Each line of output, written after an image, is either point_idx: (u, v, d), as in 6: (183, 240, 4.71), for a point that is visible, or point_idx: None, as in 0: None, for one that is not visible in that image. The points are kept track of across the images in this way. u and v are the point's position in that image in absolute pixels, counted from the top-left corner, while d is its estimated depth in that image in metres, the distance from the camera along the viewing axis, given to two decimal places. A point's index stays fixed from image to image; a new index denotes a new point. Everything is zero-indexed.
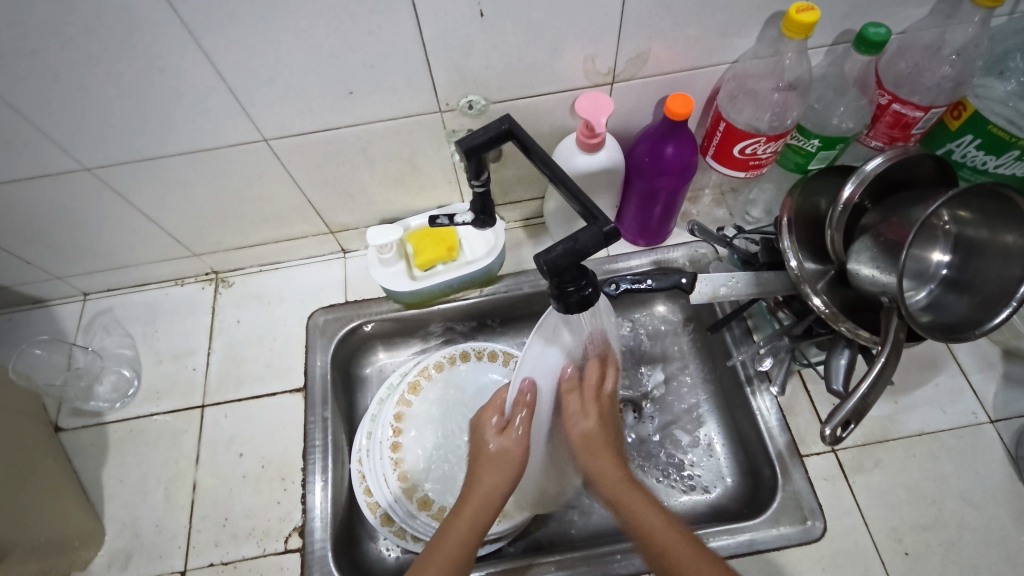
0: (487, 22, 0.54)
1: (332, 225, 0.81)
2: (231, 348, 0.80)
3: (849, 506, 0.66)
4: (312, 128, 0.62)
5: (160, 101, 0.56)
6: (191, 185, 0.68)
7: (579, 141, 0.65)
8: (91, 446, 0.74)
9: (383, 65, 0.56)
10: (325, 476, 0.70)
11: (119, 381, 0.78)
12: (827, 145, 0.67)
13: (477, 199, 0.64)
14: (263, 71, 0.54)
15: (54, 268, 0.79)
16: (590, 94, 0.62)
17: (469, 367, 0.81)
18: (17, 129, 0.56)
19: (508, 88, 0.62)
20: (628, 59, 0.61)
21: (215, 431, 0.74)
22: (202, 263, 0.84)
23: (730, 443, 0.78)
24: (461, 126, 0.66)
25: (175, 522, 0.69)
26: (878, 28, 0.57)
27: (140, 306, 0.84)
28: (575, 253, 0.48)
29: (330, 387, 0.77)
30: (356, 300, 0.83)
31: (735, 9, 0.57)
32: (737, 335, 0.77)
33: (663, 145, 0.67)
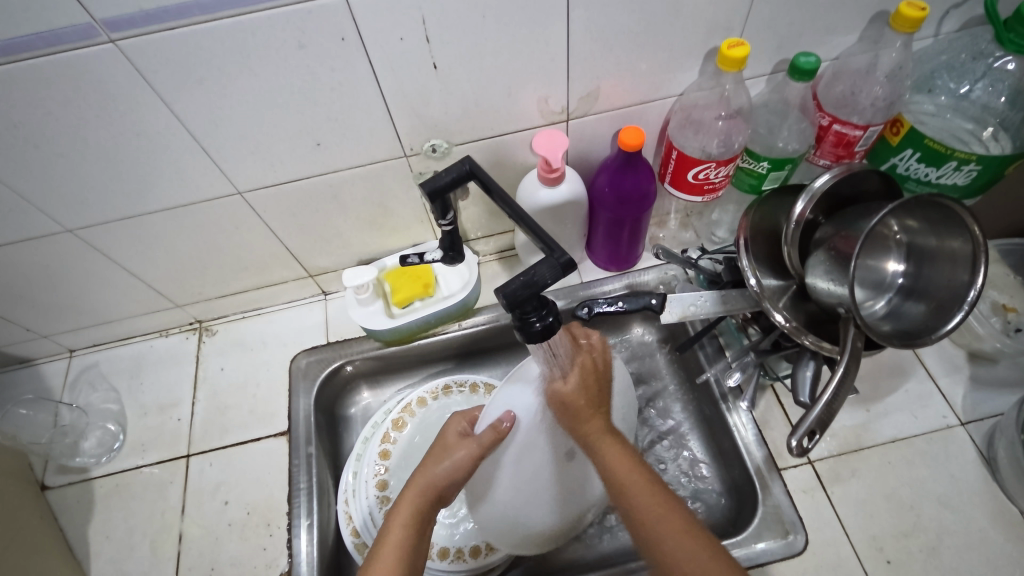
0: (441, 72, 0.57)
1: (311, 269, 0.83)
2: (215, 396, 0.82)
3: (829, 517, 0.66)
4: (283, 179, 0.65)
5: (136, 162, 0.59)
6: (170, 239, 0.71)
7: (540, 176, 0.68)
8: (77, 502, 0.74)
9: (347, 117, 0.59)
10: (310, 519, 0.70)
11: (105, 436, 0.79)
12: (777, 167, 0.70)
13: (446, 236, 0.66)
14: (232, 129, 0.58)
15: (40, 328, 0.81)
16: (546, 132, 0.66)
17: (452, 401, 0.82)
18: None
19: (468, 131, 0.65)
20: (580, 97, 0.65)
21: (201, 480, 0.75)
22: (185, 313, 0.86)
23: (712, 460, 0.79)
24: (426, 168, 0.69)
25: (162, 575, 0.69)
26: (809, 56, 0.61)
27: (125, 360, 0.86)
28: (534, 284, 0.50)
29: (315, 429, 0.78)
30: (337, 341, 0.85)
31: (675, 47, 0.61)
32: (709, 353, 0.78)
33: (621, 175, 0.70)
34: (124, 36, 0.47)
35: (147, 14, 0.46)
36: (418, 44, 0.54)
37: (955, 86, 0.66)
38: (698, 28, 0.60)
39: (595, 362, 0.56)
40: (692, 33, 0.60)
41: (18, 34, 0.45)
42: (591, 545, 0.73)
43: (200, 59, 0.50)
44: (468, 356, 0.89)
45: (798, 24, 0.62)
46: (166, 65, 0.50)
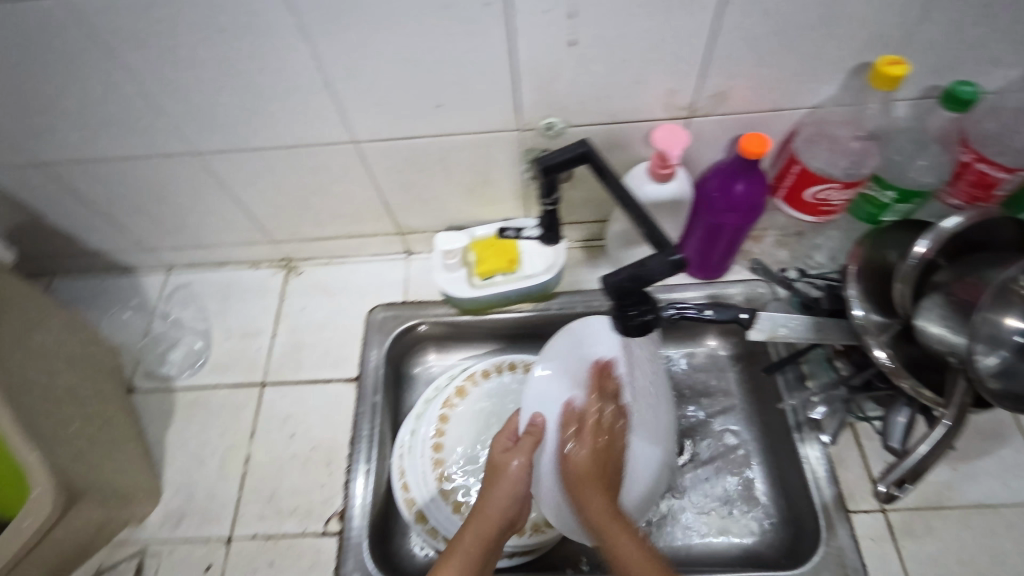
0: (578, 50, 0.56)
1: (402, 227, 0.85)
2: (294, 333, 0.85)
3: (894, 569, 0.63)
4: (399, 135, 0.66)
5: (269, 98, 0.61)
6: (281, 176, 0.73)
7: (651, 170, 0.67)
8: (159, 408, 0.79)
9: (475, 82, 0.59)
10: (368, 466, 0.73)
11: (190, 351, 0.84)
12: (905, 198, 0.66)
13: (546, 217, 0.68)
14: (364, 78, 0.59)
15: (148, 241, 0.86)
16: (668, 126, 0.64)
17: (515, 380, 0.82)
18: (142, 111, 0.62)
19: (588, 113, 0.64)
20: (709, 95, 0.63)
21: (272, 409, 0.78)
22: (278, 250, 0.89)
23: (772, 488, 0.77)
24: (538, 145, 0.68)
25: (226, 490, 0.73)
26: (969, 86, 0.56)
27: (217, 284, 0.90)
28: (641, 277, 0.49)
29: (382, 382, 0.80)
30: (414, 301, 0.87)
31: (823, 56, 0.58)
32: (789, 380, 0.75)
33: (734, 182, 0.68)
34: None
35: None
36: (562, 18, 0.53)
37: None
38: (854, 39, 0.56)
39: (604, 443, 0.56)
40: (846, 43, 0.57)
41: None
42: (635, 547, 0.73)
43: (351, 4, 0.51)
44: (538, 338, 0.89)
45: (964, 50, 0.57)
46: (319, 6, 0.51)
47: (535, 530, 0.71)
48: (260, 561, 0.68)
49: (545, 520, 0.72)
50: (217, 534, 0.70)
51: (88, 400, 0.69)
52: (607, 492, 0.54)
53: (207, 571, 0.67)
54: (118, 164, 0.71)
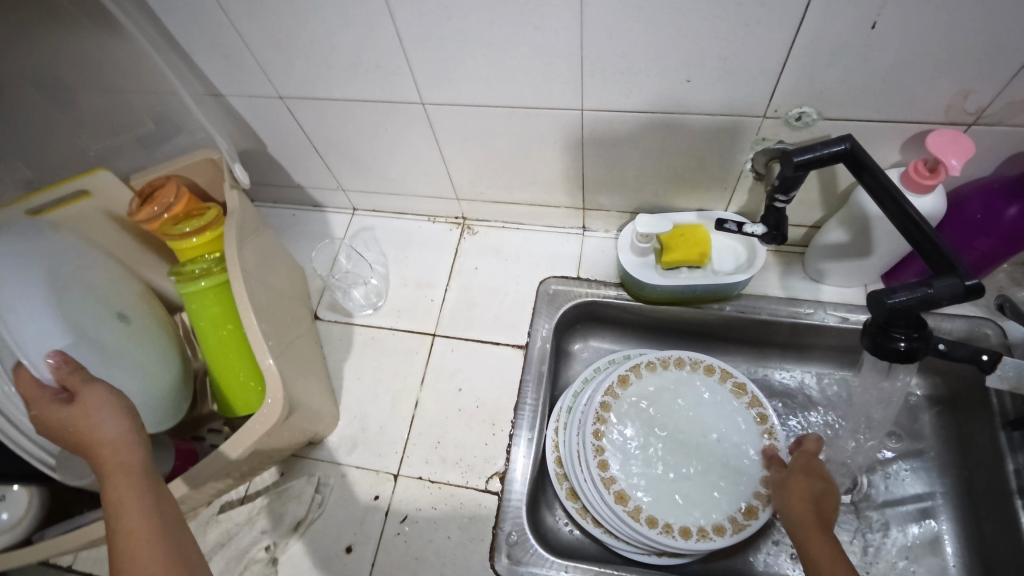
0: (872, 35, 0.50)
1: (587, 202, 0.83)
2: (466, 290, 0.86)
3: None
4: (629, 108, 0.64)
5: (514, 56, 0.60)
6: (492, 135, 0.74)
7: (909, 178, 0.59)
8: (339, 340, 0.84)
9: (738, 59, 0.55)
10: (530, 434, 0.74)
11: (370, 292, 0.88)
12: None
13: (772, 213, 0.62)
14: (620, 45, 0.56)
15: (345, 181, 0.91)
16: (949, 132, 0.56)
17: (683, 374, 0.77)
18: (389, 57, 0.64)
19: (850, 107, 0.58)
20: (1009, 102, 0.54)
21: (442, 361, 0.81)
22: (458, 208, 0.91)
23: (960, 550, 0.69)
24: (774, 136, 0.64)
25: (395, 429, 0.76)
26: None
27: (396, 232, 0.94)
28: (926, 300, 0.44)
29: (548, 354, 0.80)
30: (587, 278, 0.85)
31: None
32: (1012, 438, 0.66)
33: (1006, 205, 0.59)
34: None
35: None
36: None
37: None
38: None
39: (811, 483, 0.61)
40: None
41: None
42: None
43: None
44: (706, 337, 0.85)
45: None
46: None
47: (700, 535, 0.67)
48: (424, 502, 0.71)
49: (712, 527, 0.67)
50: (386, 468, 0.73)
51: (279, 321, 0.74)
52: (823, 532, 0.54)
53: (376, 500, 0.71)
54: (346, 106, 0.74)
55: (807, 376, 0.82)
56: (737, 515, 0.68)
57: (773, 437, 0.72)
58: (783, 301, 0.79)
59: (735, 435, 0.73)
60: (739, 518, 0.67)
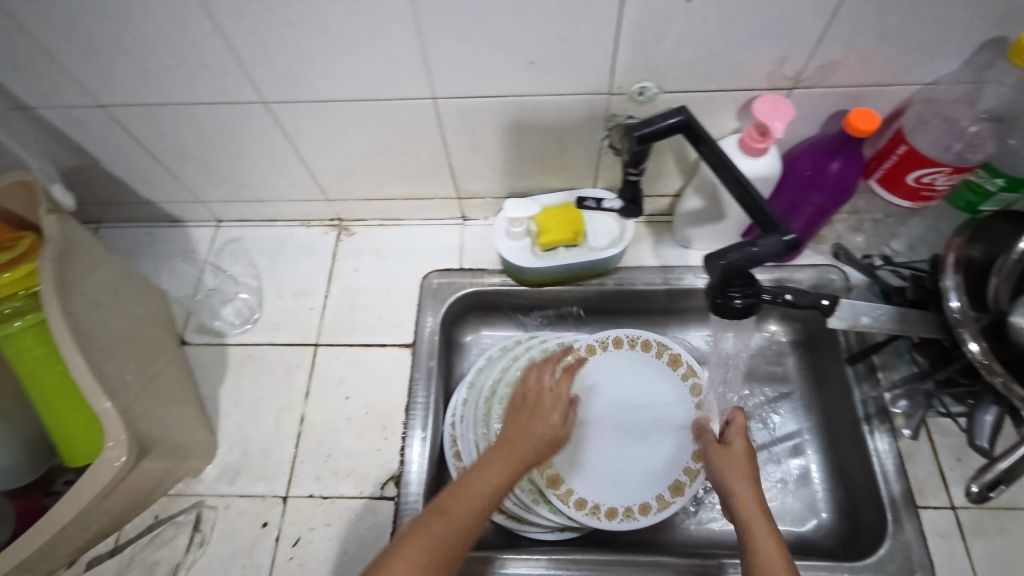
0: (691, 9, 0.52)
1: (462, 192, 0.82)
2: (348, 294, 0.83)
3: (963, 568, 0.62)
4: (479, 94, 0.63)
5: (351, 47, 0.57)
6: (348, 131, 0.70)
7: (745, 143, 0.63)
8: (212, 363, 0.78)
9: (573, 39, 0.55)
10: (425, 433, 0.72)
11: (242, 308, 0.82)
12: (1012, 187, 0.61)
13: (628, 187, 0.64)
14: (455, 31, 0.55)
15: (200, 192, 0.83)
16: (771, 97, 0.60)
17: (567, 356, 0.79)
18: (215, 55, 0.59)
19: (685, 80, 0.60)
20: (819, 66, 0.58)
21: (326, 371, 0.77)
22: (331, 209, 0.87)
23: (828, 478, 0.75)
24: (623, 111, 0.65)
25: (281, 449, 0.72)
26: None
27: (267, 241, 0.88)
28: (754, 259, 0.47)
29: (437, 348, 0.78)
30: (470, 269, 0.84)
31: (955, 27, 0.53)
32: (859, 371, 0.73)
33: (829, 160, 0.64)
34: None
35: None
36: None
37: None
38: (992, 10, 0.52)
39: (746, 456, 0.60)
40: (983, 15, 0.52)
41: None
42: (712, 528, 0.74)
43: None
44: (591, 313, 0.87)
45: None
46: None
47: (626, 516, 0.69)
48: (317, 521, 0.68)
49: (638, 507, 0.70)
50: (274, 492, 0.69)
51: (138, 353, 0.68)
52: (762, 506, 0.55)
53: (265, 528, 0.68)
54: (180, 110, 0.68)
55: (703, 340, 0.86)
56: (665, 491, 0.70)
57: (705, 407, 0.74)
58: (657, 269, 0.82)
59: (671, 406, 0.75)
60: (667, 496, 0.70)
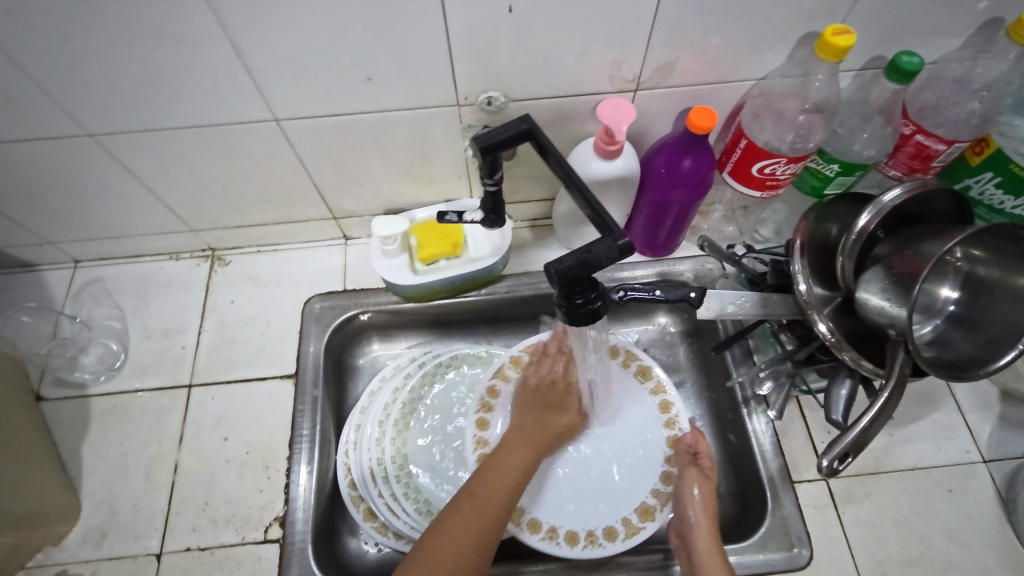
0: (516, 18, 0.52)
1: (336, 211, 0.79)
2: (224, 328, 0.79)
3: (837, 536, 0.65)
4: (324, 112, 0.61)
5: (170, 71, 0.54)
6: (194, 159, 0.66)
7: (597, 146, 0.64)
8: (72, 418, 0.72)
9: (405, 53, 0.54)
10: (310, 466, 0.69)
11: (106, 354, 0.76)
12: (846, 171, 0.66)
13: (488, 198, 0.62)
14: (279, 50, 0.53)
15: (46, 234, 0.77)
16: (612, 100, 0.61)
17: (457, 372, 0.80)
18: (19, 88, 0.54)
19: (530, 87, 0.60)
20: (655, 68, 0.60)
21: (202, 412, 0.73)
22: (199, 239, 0.82)
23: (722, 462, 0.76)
24: (478, 122, 0.65)
25: (154, 503, 0.68)
26: (912, 57, 0.56)
27: (132, 279, 0.82)
28: (588, 263, 0.47)
29: (323, 374, 0.75)
30: (354, 289, 0.81)
31: (770, 25, 0.56)
32: (737, 356, 0.76)
33: (681, 158, 0.66)
34: None
35: None
36: None
37: None
38: (799, 8, 0.54)
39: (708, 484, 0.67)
40: (792, 12, 0.55)
41: None
42: None
43: None
44: (483, 323, 0.86)
45: (906, 19, 0.56)
46: None
47: (590, 542, 0.67)
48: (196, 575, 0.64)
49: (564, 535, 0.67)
50: (147, 550, 0.65)
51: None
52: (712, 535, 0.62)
53: None
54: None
55: None
56: (632, 517, 0.69)
57: (677, 425, 0.73)
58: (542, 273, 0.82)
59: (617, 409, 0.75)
60: (634, 521, 0.68)
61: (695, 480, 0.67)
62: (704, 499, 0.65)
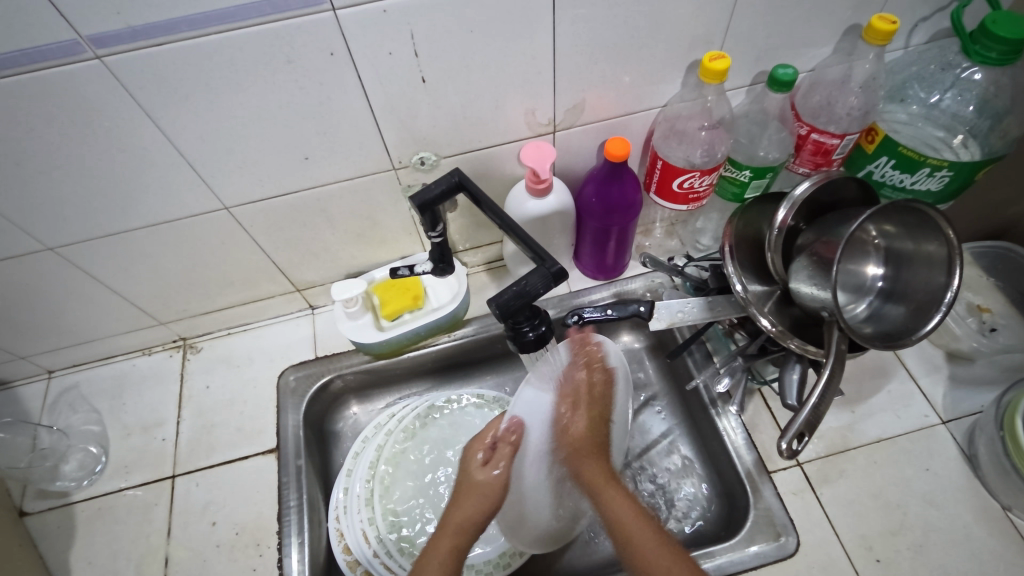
0: (430, 86, 0.58)
1: (298, 284, 0.83)
2: (202, 413, 0.80)
3: (820, 518, 0.67)
4: (270, 194, 0.66)
5: (121, 178, 0.59)
6: (155, 255, 0.70)
7: (529, 186, 0.69)
8: (57, 528, 0.72)
9: (335, 131, 0.60)
10: (301, 538, 0.69)
11: (86, 459, 0.77)
12: (758, 175, 0.72)
13: (435, 249, 0.67)
14: (220, 145, 0.58)
15: (18, 349, 0.78)
16: (534, 144, 0.67)
17: (434, 419, 0.80)
18: None
19: (457, 143, 0.66)
20: (566, 110, 0.66)
21: (188, 500, 0.73)
22: (169, 331, 0.84)
23: (704, 467, 0.78)
24: (415, 181, 0.70)
25: None
26: (786, 69, 0.63)
27: (107, 380, 0.84)
28: (526, 293, 0.51)
29: (304, 445, 0.76)
30: (325, 356, 0.84)
31: (658, 60, 0.63)
32: (697, 359, 0.79)
33: (608, 186, 0.71)
34: (110, 53, 0.47)
35: (135, 30, 0.46)
36: (407, 58, 0.55)
37: (925, 95, 0.69)
38: (679, 42, 0.61)
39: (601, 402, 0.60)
40: (673, 47, 0.62)
41: (2, 51, 0.45)
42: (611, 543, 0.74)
43: (187, 75, 0.50)
44: (456, 368, 0.89)
45: (776, 37, 0.64)
46: (153, 82, 0.50)
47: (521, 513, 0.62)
48: None
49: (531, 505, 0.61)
50: None
51: None
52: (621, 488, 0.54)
53: None
54: None
55: None
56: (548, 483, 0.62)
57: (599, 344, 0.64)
58: None
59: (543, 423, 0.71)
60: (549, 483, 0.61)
61: (577, 390, 0.59)
62: (584, 427, 0.57)
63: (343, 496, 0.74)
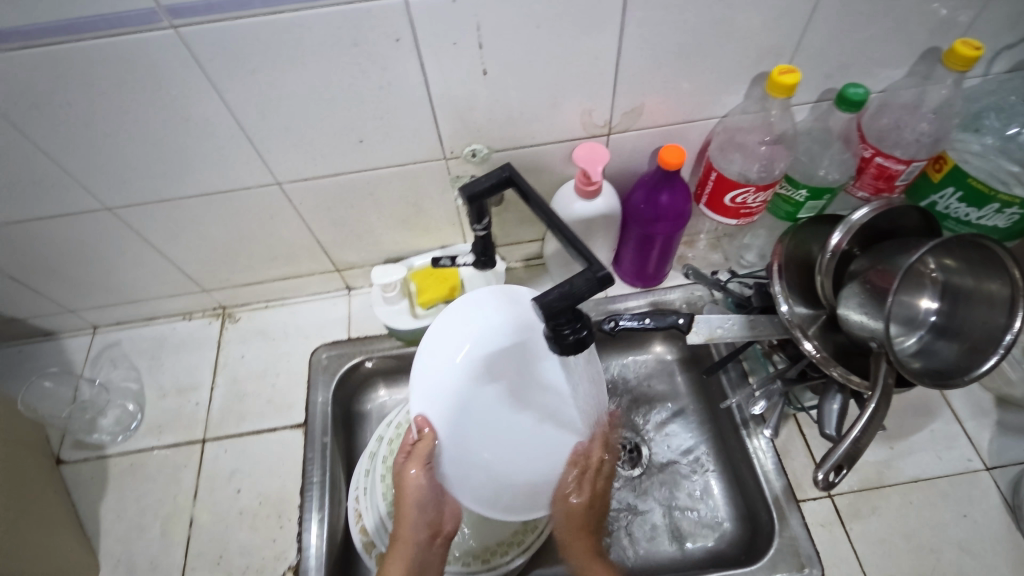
0: (489, 79, 0.58)
1: (339, 264, 0.84)
2: (235, 383, 0.82)
3: (846, 553, 0.65)
4: (322, 174, 0.66)
5: (182, 146, 0.60)
6: (206, 224, 0.72)
7: (578, 188, 0.68)
8: (91, 479, 0.75)
9: (392, 116, 0.60)
10: (321, 514, 0.70)
11: (123, 414, 0.79)
12: (815, 195, 0.70)
13: (479, 242, 0.67)
14: (279, 121, 0.59)
15: (68, 302, 0.81)
16: (587, 145, 0.66)
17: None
18: (46, 170, 0.60)
19: (510, 138, 0.66)
20: (623, 112, 0.65)
21: (215, 465, 0.75)
22: (210, 299, 0.86)
23: (729, 486, 0.77)
24: (464, 172, 0.70)
25: (170, 558, 0.69)
26: (857, 89, 0.60)
27: (148, 341, 0.86)
28: (570, 296, 0.50)
29: (330, 423, 0.77)
30: (358, 337, 0.84)
31: (723, 70, 0.61)
32: (732, 378, 0.77)
33: (658, 194, 0.70)
34: (185, 23, 0.48)
35: (211, 4, 0.47)
36: (471, 50, 0.55)
37: (1002, 126, 0.66)
38: (747, 52, 0.60)
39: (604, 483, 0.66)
40: (740, 57, 0.60)
41: (84, 14, 0.46)
42: (628, 554, 0.74)
43: (256, 49, 0.51)
44: None
45: (848, 55, 0.62)
46: (222, 55, 0.51)
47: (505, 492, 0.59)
48: None
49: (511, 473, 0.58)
50: None
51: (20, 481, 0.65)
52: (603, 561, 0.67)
53: None
54: (20, 223, 0.67)
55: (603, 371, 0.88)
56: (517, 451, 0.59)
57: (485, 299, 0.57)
58: None
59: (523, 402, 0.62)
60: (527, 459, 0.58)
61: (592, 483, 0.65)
62: (577, 506, 0.65)
63: (365, 477, 0.74)
